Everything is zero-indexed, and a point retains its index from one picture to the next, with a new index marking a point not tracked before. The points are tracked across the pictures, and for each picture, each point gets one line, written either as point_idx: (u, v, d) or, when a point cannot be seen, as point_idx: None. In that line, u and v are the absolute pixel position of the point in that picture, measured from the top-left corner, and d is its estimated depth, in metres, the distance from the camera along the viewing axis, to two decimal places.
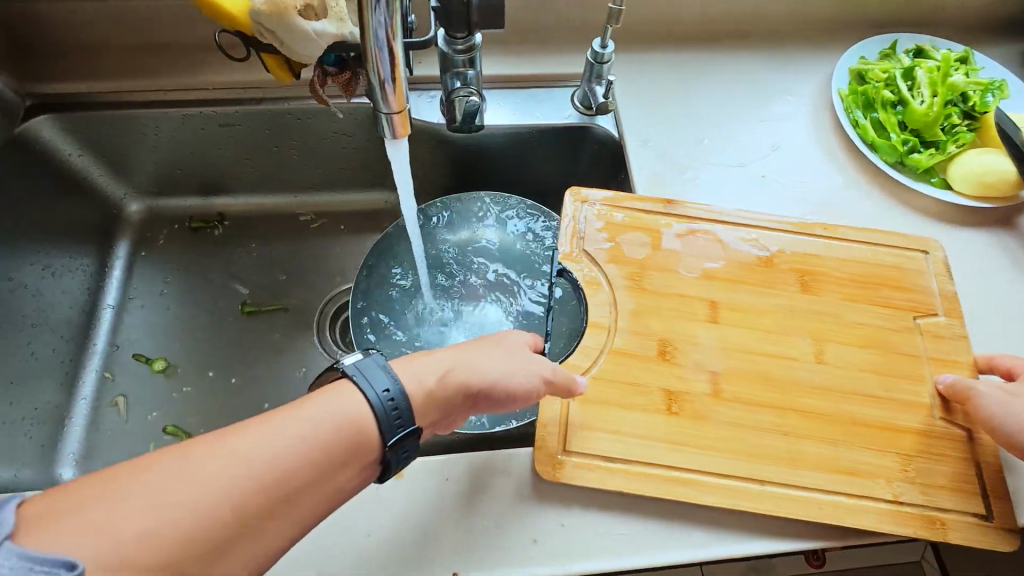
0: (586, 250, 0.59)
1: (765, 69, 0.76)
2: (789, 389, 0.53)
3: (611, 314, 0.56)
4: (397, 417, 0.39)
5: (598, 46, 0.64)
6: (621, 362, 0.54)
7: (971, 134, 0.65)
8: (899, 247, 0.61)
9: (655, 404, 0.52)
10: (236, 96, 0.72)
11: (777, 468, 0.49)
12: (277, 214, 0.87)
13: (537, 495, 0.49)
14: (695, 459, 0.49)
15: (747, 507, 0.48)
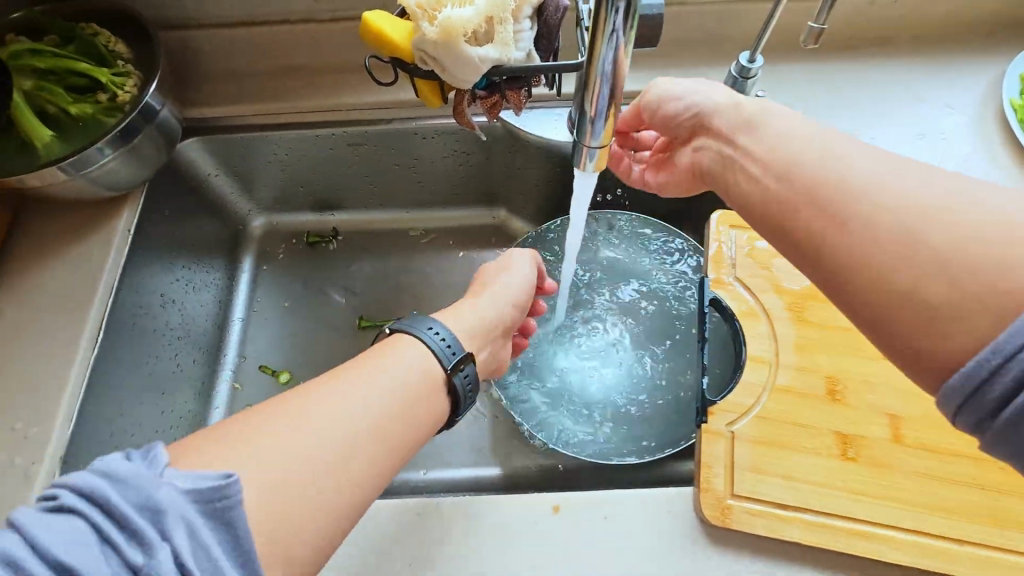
0: (740, 278, 0.56)
1: (922, 78, 0.69)
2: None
3: (772, 348, 0.52)
4: (450, 348, 0.46)
5: (745, 60, 0.61)
6: (787, 401, 0.50)
7: None
8: None
9: (830, 448, 0.48)
10: (366, 116, 0.73)
11: (979, 527, 0.44)
12: (388, 230, 0.88)
13: (708, 539, 0.46)
14: (882, 511, 0.45)
15: (944, 569, 0.44)
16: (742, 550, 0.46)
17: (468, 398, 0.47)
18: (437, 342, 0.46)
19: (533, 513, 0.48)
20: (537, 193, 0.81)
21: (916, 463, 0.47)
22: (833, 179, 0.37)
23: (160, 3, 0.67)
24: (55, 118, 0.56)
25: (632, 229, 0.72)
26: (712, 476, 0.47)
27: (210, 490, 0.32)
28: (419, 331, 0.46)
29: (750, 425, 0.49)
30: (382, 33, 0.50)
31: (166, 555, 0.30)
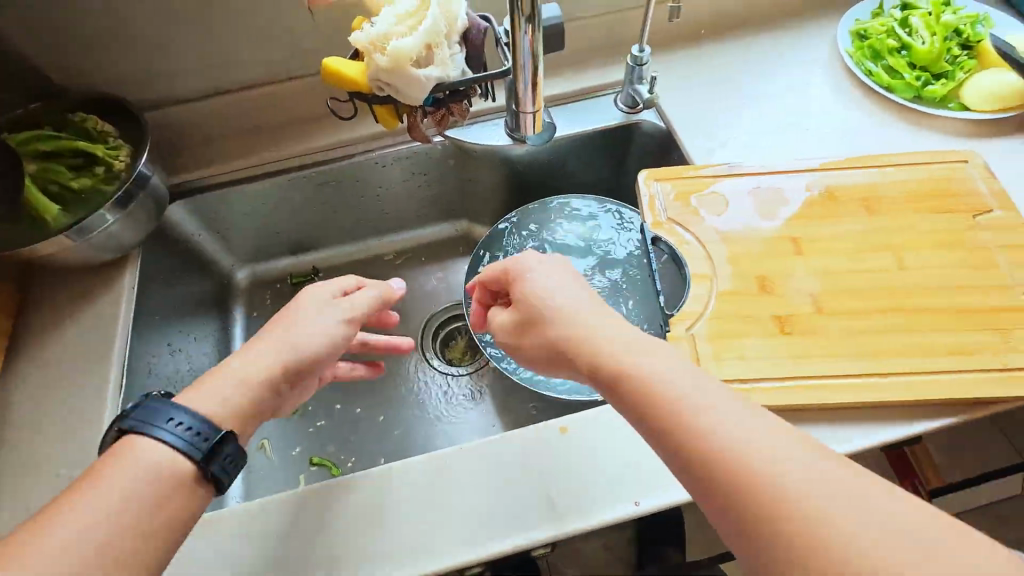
0: (671, 217, 0.67)
1: (777, 45, 0.85)
2: (885, 291, 0.60)
3: (709, 265, 0.63)
4: (203, 436, 0.42)
5: (636, 51, 0.75)
6: (731, 300, 0.60)
7: (973, 61, 0.74)
8: (944, 161, 0.69)
9: (769, 327, 0.59)
10: (331, 155, 0.83)
11: (899, 361, 0.56)
12: (363, 260, 0.98)
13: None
14: (822, 366, 0.56)
15: (876, 398, 0.55)
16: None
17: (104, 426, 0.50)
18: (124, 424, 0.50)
19: (544, 437, 0.56)
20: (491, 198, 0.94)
21: (837, 325, 0.58)
22: (701, 432, 0.37)
23: (135, 88, 0.76)
24: (59, 196, 0.63)
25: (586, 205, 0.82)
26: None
27: None
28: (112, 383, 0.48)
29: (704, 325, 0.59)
30: (341, 74, 0.61)
31: None
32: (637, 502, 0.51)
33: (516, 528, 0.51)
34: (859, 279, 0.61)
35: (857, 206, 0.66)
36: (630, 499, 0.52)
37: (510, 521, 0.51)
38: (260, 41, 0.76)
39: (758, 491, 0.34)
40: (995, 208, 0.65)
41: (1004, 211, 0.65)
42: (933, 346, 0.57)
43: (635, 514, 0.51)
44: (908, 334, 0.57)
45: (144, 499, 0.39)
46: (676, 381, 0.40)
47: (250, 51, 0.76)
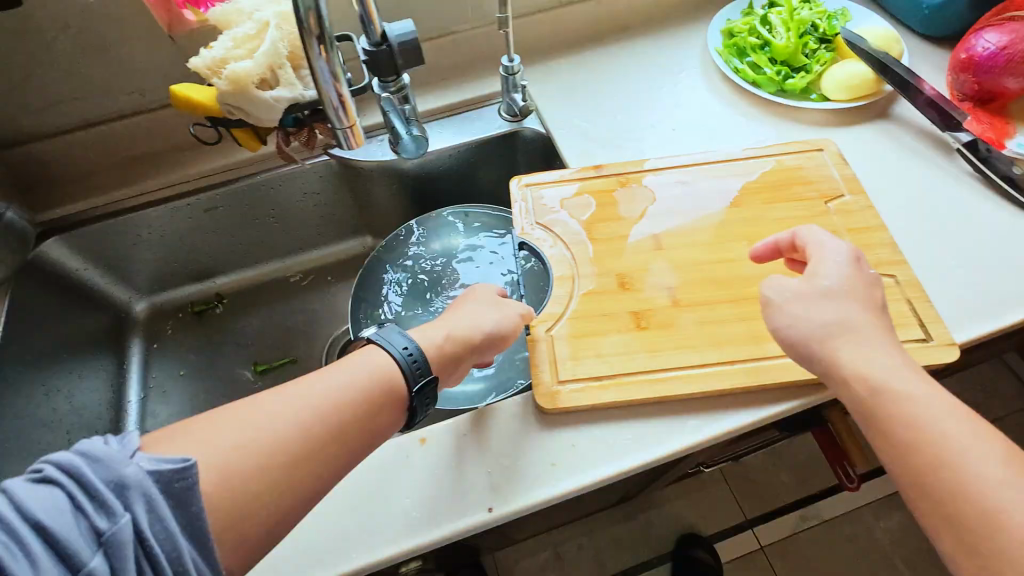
0: (538, 221, 0.68)
1: (654, 48, 0.88)
2: (736, 281, 0.62)
3: (571, 267, 0.64)
4: (415, 363, 0.51)
5: (506, 61, 0.76)
6: (591, 299, 0.62)
7: (830, 53, 0.77)
8: (798, 151, 0.73)
9: (626, 322, 0.60)
10: (213, 182, 0.83)
11: (746, 348, 0.57)
12: (267, 283, 0.97)
13: (549, 418, 0.56)
14: (672, 358, 0.57)
15: (724, 385, 0.56)
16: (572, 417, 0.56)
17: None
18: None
19: (403, 450, 0.55)
20: (390, 211, 0.94)
21: (690, 316, 0.60)
22: (920, 437, 0.45)
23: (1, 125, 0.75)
24: None
25: (473, 219, 0.82)
26: (541, 369, 0.57)
27: (172, 471, 0.38)
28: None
29: (564, 325, 0.60)
30: (188, 98, 0.60)
31: (128, 523, 0.35)
32: (490, 508, 0.52)
33: (369, 545, 0.51)
34: (713, 269, 0.63)
35: (714, 200, 0.69)
36: (486, 506, 0.52)
37: (366, 538, 0.51)
38: (127, 72, 0.75)
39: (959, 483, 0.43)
40: (844, 194, 0.69)
41: (851, 195, 0.69)
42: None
43: (489, 521, 0.52)
44: (755, 320, 0.59)
45: (296, 415, 0.44)
46: (917, 390, 0.47)
47: (117, 83, 0.76)
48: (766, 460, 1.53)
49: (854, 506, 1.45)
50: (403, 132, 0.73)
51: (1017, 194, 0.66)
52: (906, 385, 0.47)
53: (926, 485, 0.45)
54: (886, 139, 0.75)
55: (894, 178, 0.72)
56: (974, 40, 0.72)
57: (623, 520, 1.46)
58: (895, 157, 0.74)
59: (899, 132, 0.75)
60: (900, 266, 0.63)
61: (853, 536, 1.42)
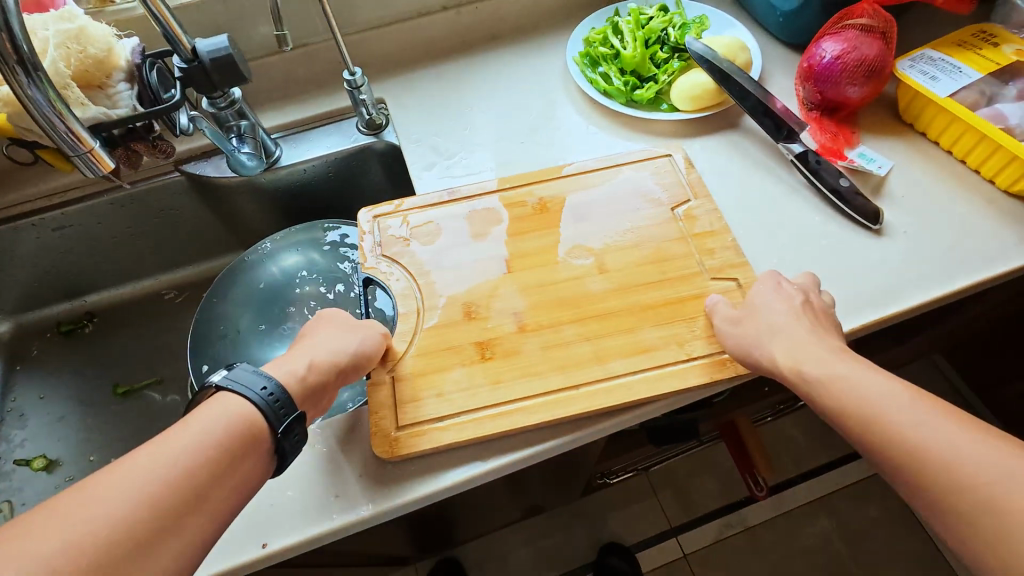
0: (385, 256, 0.65)
1: (520, 58, 0.86)
2: (583, 299, 0.60)
3: (417, 302, 0.61)
4: (280, 405, 0.45)
5: (347, 75, 0.74)
6: (435, 334, 0.59)
7: (678, 63, 0.76)
8: (642, 161, 0.72)
9: (471, 354, 0.58)
10: (61, 201, 0.81)
11: (591, 370, 0.56)
12: (140, 300, 0.95)
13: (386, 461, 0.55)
14: (516, 388, 0.55)
15: (570, 412, 0.54)
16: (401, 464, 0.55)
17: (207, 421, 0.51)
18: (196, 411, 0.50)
19: None
20: (260, 228, 0.91)
21: (536, 342, 0.58)
22: (887, 426, 0.43)
23: None
24: None
25: (302, 233, 0.81)
26: (381, 417, 0.55)
27: None
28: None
29: (406, 364, 0.57)
30: None
31: None
32: (265, 543, 0.51)
33: None
34: (559, 289, 0.61)
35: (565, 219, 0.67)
36: (259, 541, 0.52)
37: None
38: None
39: (940, 465, 0.40)
40: (690, 198, 0.68)
41: (696, 199, 0.68)
42: (620, 347, 0.57)
43: (262, 557, 0.51)
44: (601, 339, 0.58)
45: (156, 486, 0.37)
46: (861, 387, 0.46)
47: None
48: (695, 468, 1.49)
49: (783, 514, 1.42)
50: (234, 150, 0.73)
51: (845, 207, 0.65)
52: (830, 374, 0.48)
53: (898, 472, 0.42)
54: (734, 149, 0.74)
55: (737, 188, 0.71)
56: (816, 49, 0.71)
57: (546, 530, 1.44)
58: (740, 167, 0.72)
59: (746, 143, 0.74)
60: (743, 268, 0.62)
61: (780, 545, 1.39)
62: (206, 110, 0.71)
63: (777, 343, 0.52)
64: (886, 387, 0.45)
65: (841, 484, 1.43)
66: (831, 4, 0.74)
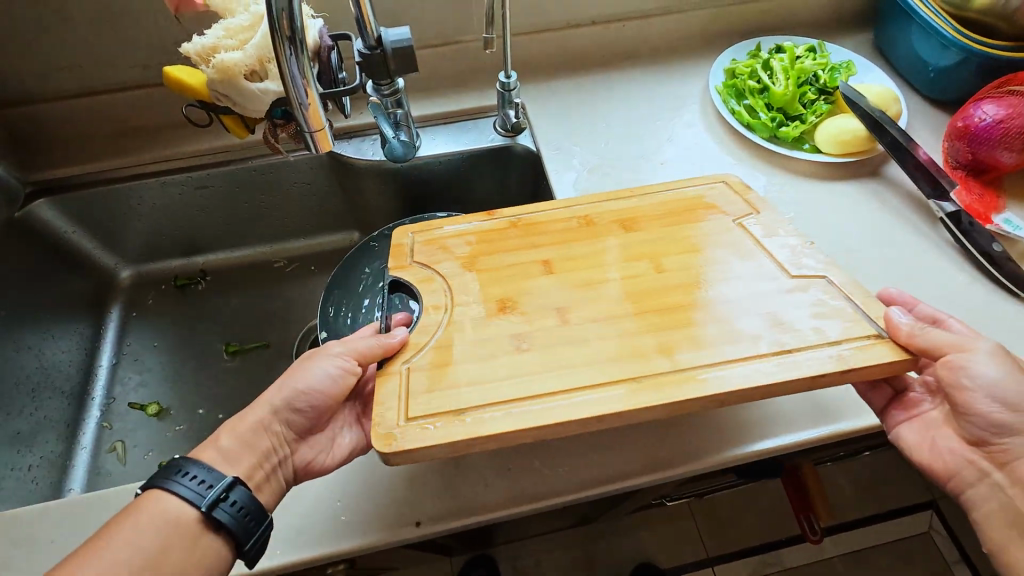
0: (440, 269, 0.62)
1: (657, 80, 0.88)
2: (659, 293, 0.57)
3: (446, 296, 0.59)
4: (208, 486, 0.49)
5: (503, 78, 0.77)
6: (460, 325, 0.56)
7: (827, 106, 0.76)
8: (695, 183, 0.68)
9: (506, 348, 0.54)
10: (207, 161, 0.85)
11: (720, 347, 0.52)
12: (251, 264, 0.98)
13: (530, 470, 0.58)
14: (648, 370, 0.51)
15: (637, 403, 0.49)
16: (553, 465, 0.58)
17: (248, 525, 0.49)
18: (221, 508, 0.48)
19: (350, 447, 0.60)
20: (380, 210, 0.93)
21: (588, 319, 0.55)
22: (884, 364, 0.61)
23: (11, 84, 0.80)
24: None
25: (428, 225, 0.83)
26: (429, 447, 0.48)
27: None
28: (172, 481, 0.48)
29: (424, 356, 0.54)
30: (180, 81, 0.62)
31: None
32: (418, 521, 0.55)
33: (299, 537, 0.55)
34: (624, 283, 0.58)
35: (660, 220, 0.64)
36: (413, 519, 0.55)
37: (300, 531, 0.55)
38: (138, 50, 0.80)
39: None
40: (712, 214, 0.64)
41: (712, 216, 0.64)
42: (681, 339, 0.53)
43: (411, 533, 0.55)
44: (689, 327, 0.54)
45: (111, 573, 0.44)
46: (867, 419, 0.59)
47: (122, 54, 0.80)
48: (739, 501, 1.48)
49: (823, 561, 1.41)
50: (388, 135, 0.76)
51: (994, 271, 0.65)
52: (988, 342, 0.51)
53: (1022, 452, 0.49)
54: (875, 197, 0.74)
55: (881, 238, 0.71)
56: (974, 110, 0.71)
57: (582, 540, 1.44)
58: (882, 214, 0.73)
59: (887, 193, 0.74)
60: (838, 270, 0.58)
61: None
62: (370, 95, 0.73)
63: (983, 355, 0.50)
64: (1001, 363, 0.50)
65: (884, 540, 1.42)
66: (992, 67, 0.74)
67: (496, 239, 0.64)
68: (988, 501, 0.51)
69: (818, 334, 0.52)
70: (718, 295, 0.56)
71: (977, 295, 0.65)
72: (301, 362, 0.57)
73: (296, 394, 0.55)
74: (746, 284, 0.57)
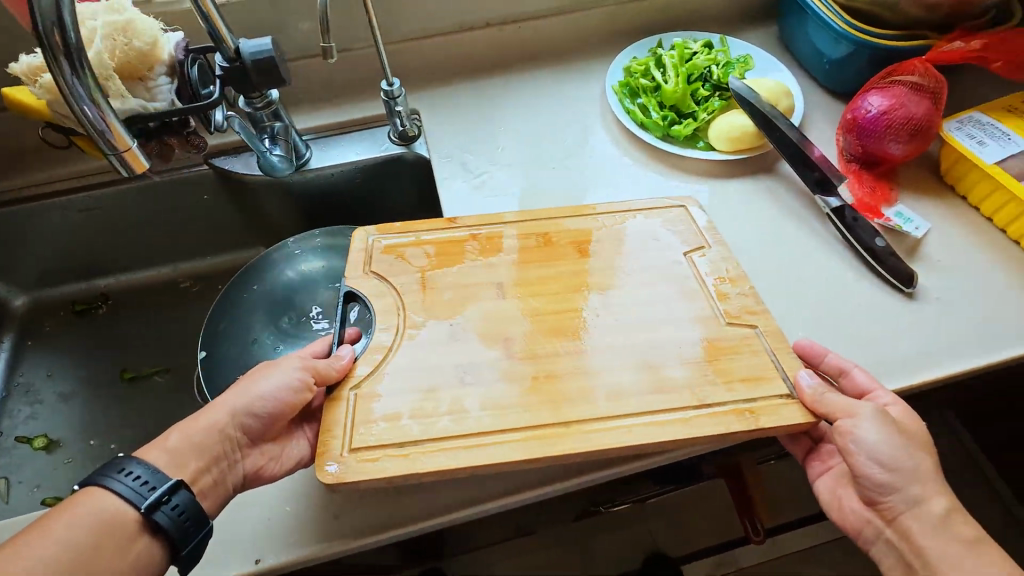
0: (396, 283, 0.65)
1: (557, 81, 0.86)
2: (586, 331, 0.61)
3: (397, 317, 0.62)
4: (149, 487, 0.48)
5: (385, 85, 0.74)
6: (411, 348, 0.60)
7: (719, 102, 0.75)
8: (657, 204, 0.71)
9: (450, 381, 0.58)
10: (91, 183, 0.82)
11: (648, 394, 0.57)
12: (155, 286, 0.94)
13: (384, 498, 0.58)
14: (582, 414, 0.56)
15: (550, 454, 0.53)
16: (458, 479, 0.59)
17: (187, 527, 0.49)
18: (161, 511, 0.48)
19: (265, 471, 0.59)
20: (283, 225, 0.90)
21: (529, 355, 0.59)
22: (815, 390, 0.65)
23: None
24: None
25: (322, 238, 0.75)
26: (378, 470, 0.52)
27: None
28: (111, 479, 0.48)
29: (371, 381, 0.58)
30: (19, 103, 0.58)
31: None
32: (258, 560, 0.55)
33: None
34: (567, 316, 0.62)
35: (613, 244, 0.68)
36: (253, 557, 0.55)
37: None
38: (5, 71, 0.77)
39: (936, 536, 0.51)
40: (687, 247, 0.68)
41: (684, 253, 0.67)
42: (609, 389, 0.57)
43: (311, 555, 0.55)
44: (595, 373, 0.58)
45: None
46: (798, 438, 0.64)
47: None
48: None
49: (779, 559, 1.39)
50: (263, 150, 0.72)
51: (878, 268, 0.64)
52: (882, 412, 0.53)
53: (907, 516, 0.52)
54: (767, 194, 0.73)
55: (771, 239, 0.69)
56: (861, 101, 0.70)
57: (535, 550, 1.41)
58: (774, 211, 0.71)
59: (780, 189, 0.73)
60: (762, 314, 0.62)
61: None
62: (242, 109, 0.71)
63: (873, 423, 0.52)
64: (888, 433, 0.52)
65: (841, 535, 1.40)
66: (882, 57, 0.72)
67: (455, 251, 0.67)
68: (887, 558, 0.54)
69: (730, 386, 0.57)
70: (667, 321, 0.62)
71: (864, 293, 0.64)
72: (270, 368, 0.58)
73: (255, 399, 0.55)
74: (682, 317, 0.62)
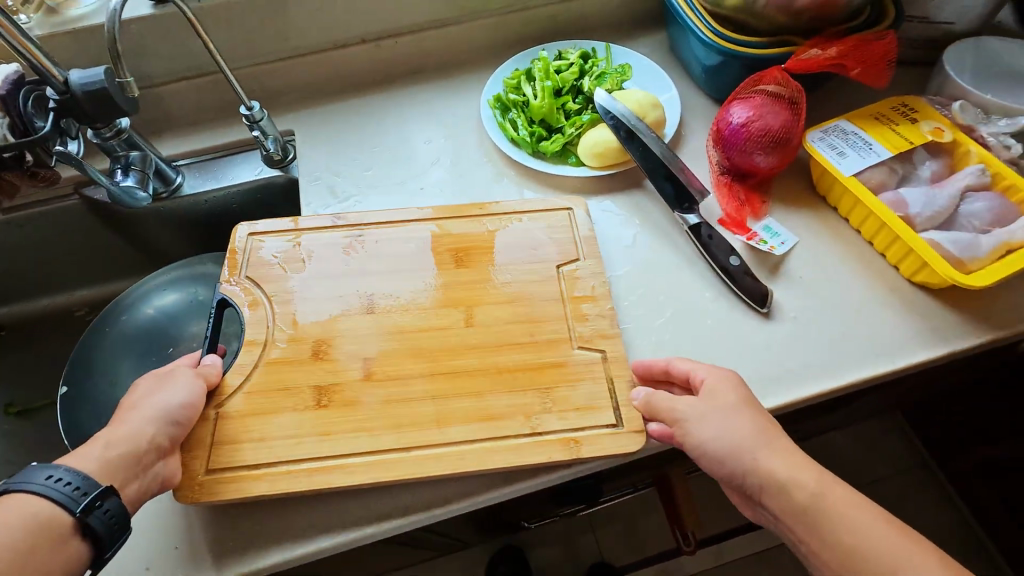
0: (265, 291, 0.62)
1: (439, 97, 0.84)
2: (449, 352, 0.58)
3: (267, 330, 0.59)
4: (81, 490, 0.43)
5: (244, 109, 0.72)
6: (277, 369, 0.57)
7: (587, 116, 0.72)
8: (543, 209, 0.68)
9: (304, 403, 0.55)
10: None
11: (513, 423, 0.54)
12: (48, 315, 0.92)
13: (203, 541, 0.53)
14: (460, 431, 0.54)
15: (393, 477, 0.52)
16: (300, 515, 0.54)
17: (117, 533, 0.44)
18: (94, 515, 0.43)
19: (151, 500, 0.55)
20: (172, 250, 0.89)
21: (390, 379, 0.56)
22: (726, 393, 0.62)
23: None
24: None
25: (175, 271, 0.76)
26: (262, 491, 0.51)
27: None
28: (35, 481, 0.43)
29: (236, 400, 0.55)
30: None
31: None
32: None
33: None
34: (432, 338, 0.59)
35: (492, 253, 0.65)
36: None
37: None
38: None
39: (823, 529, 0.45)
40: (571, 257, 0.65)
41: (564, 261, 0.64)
42: (461, 410, 0.55)
43: None
44: (491, 396, 0.56)
45: None
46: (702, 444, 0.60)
47: None
48: None
49: None
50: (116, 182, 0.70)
51: (733, 286, 0.62)
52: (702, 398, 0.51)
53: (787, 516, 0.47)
54: (636, 211, 0.70)
55: (637, 259, 0.66)
56: (726, 113, 0.67)
57: None
58: (635, 231, 0.69)
59: (648, 205, 0.70)
60: (612, 339, 0.59)
61: None
62: (92, 140, 0.69)
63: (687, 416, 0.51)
64: (710, 421, 0.49)
65: None
66: (752, 66, 0.70)
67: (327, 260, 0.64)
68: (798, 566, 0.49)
69: (593, 412, 0.55)
70: (554, 335, 0.59)
71: (722, 313, 0.62)
72: (156, 379, 0.53)
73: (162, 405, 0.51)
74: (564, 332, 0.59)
